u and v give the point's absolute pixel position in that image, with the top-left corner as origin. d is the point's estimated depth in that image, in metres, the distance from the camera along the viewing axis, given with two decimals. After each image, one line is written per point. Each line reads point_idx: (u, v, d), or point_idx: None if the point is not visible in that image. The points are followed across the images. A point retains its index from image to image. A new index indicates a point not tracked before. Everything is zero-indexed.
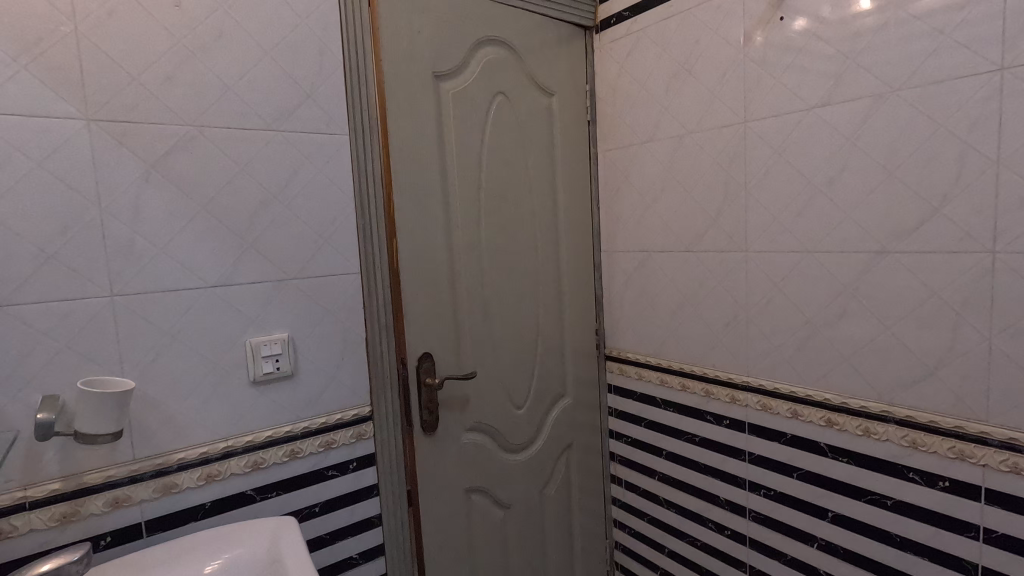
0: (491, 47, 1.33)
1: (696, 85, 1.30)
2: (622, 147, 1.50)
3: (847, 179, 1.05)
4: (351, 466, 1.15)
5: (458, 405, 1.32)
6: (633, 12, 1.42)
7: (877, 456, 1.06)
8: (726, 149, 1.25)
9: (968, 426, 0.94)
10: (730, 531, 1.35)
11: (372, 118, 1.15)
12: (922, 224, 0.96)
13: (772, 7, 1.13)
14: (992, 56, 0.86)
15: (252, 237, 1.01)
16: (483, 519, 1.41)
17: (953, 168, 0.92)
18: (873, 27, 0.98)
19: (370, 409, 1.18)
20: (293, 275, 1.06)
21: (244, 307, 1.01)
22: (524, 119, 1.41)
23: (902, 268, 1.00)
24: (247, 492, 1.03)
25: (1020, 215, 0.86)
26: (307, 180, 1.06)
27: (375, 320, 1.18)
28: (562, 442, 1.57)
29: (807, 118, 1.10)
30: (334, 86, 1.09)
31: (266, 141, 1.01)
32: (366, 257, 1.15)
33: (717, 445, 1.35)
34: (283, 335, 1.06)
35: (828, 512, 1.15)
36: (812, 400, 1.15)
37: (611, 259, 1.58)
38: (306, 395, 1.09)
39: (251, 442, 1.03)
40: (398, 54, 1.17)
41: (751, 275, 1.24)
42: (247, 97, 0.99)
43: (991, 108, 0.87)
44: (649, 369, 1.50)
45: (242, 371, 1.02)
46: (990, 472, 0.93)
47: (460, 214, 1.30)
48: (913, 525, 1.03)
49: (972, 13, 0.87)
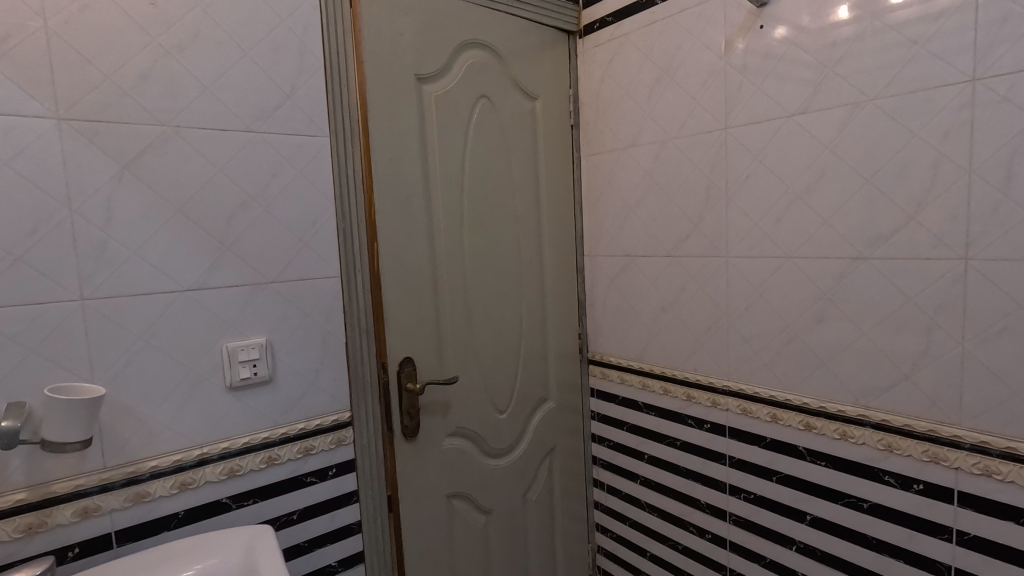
0: (474, 50, 1.33)
1: (678, 91, 1.30)
2: (605, 152, 1.51)
3: (825, 185, 1.07)
4: (330, 472, 1.13)
5: (439, 410, 1.31)
6: (616, 18, 1.43)
7: (854, 459, 1.07)
8: (707, 154, 1.26)
9: (941, 430, 0.95)
10: (711, 535, 1.36)
11: (353, 119, 1.14)
12: (897, 231, 0.98)
13: (752, 15, 1.14)
14: (964, 67, 0.88)
15: (229, 240, 0.99)
16: (464, 525, 1.40)
17: (927, 176, 0.93)
18: (850, 36, 1.00)
19: (350, 414, 1.16)
20: (271, 279, 1.04)
21: (221, 311, 0.99)
22: (507, 122, 1.41)
23: (878, 274, 1.01)
24: (223, 500, 1.01)
25: (991, 223, 0.88)
26: (286, 183, 1.05)
27: (355, 324, 1.16)
28: (544, 446, 1.56)
29: (786, 125, 1.11)
30: (315, 87, 1.07)
31: (244, 143, 1.00)
32: (346, 260, 1.14)
33: (698, 448, 1.36)
34: (261, 339, 1.04)
35: (806, 515, 1.16)
36: (790, 404, 1.16)
37: (594, 263, 1.58)
38: (284, 401, 1.07)
39: (226, 448, 1.01)
40: (381, 56, 1.16)
41: (731, 280, 1.25)
42: (225, 97, 0.97)
43: (964, 118, 0.89)
44: (631, 373, 1.51)
45: (219, 377, 1.00)
46: (962, 475, 0.94)
47: (442, 217, 1.29)
48: (888, 527, 1.04)
49: (945, 24, 0.89)
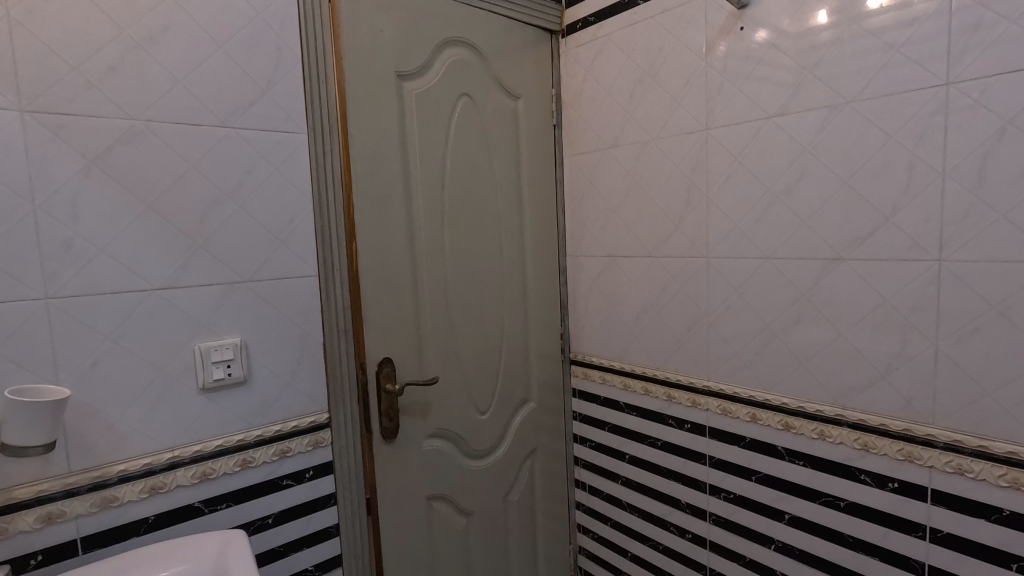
0: (456, 48, 1.32)
1: (659, 92, 1.31)
2: (587, 152, 1.51)
3: (803, 187, 1.07)
4: (307, 475, 1.11)
5: (419, 411, 1.30)
6: (599, 17, 1.43)
7: (831, 459, 1.08)
8: (688, 155, 1.27)
9: (916, 429, 0.97)
10: (691, 535, 1.37)
11: (331, 116, 1.12)
12: (874, 232, 0.99)
13: (733, 17, 1.15)
14: (938, 71, 0.89)
15: (202, 238, 0.97)
16: (445, 527, 1.38)
17: (903, 178, 0.95)
18: (829, 40, 1.01)
19: (328, 416, 1.14)
20: (246, 278, 1.02)
21: (193, 310, 0.97)
22: (489, 121, 1.40)
23: (855, 275, 1.02)
24: (195, 504, 0.98)
25: (965, 225, 0.89)
26: (262, 180, 1.03)
27: (333, 324, 1.14)
28: (526, 447, 1.55)
29: (766, 126, 1.12)
30: (292, 82, 1.05)
31: (218, 138, 0.97)
32: (324, 259, 1.12)
33: (679, 448, 1.36)
34: (236, 340, 1.01)
35: (784, 513, 1.17)
36: (769, 403, 1.17)
37: (576, 263, 1.58)
38: (260, 402, 1.05)
39: (199, 451, 0.98)
40: (360, 52, 1.15)
41: (711, 280, 1.25)
42: (198, 92, 0.95)
43: (937, 122, 0.90)
44: (613, 373, 1.51)
45: (191, 378, 0.97)
46: (936, 474, 0.95)
47: (423, 216, 1.28)
48: (864, 526, 1.05)
49: (920, 29, 0.90)
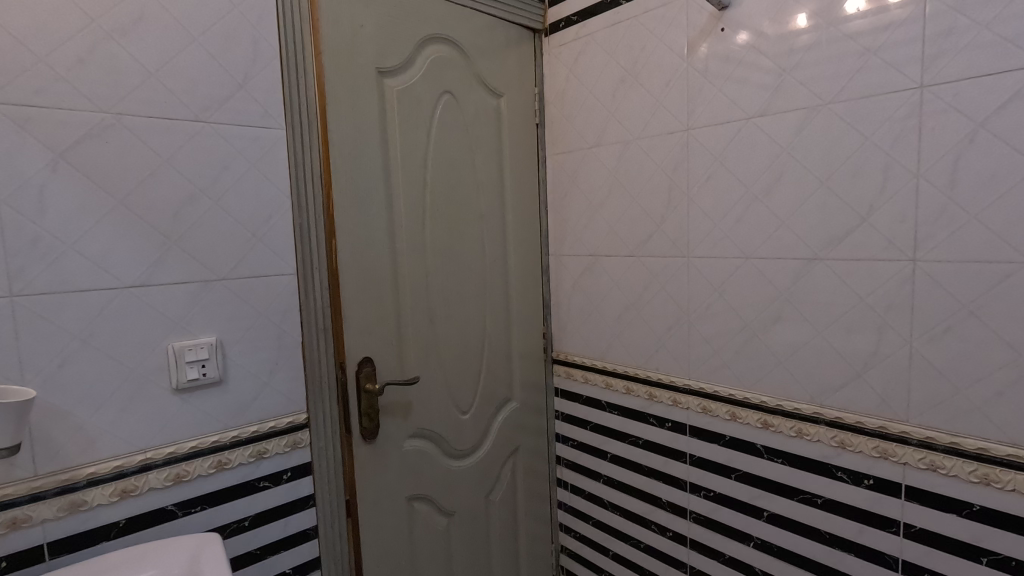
0: (438, 45, 1.31)
1: (641, 92, 1.31)
2: (570, 152, 1.51)
3: (782, 187, 1.09)
4: (284, 476, 1.10)
5: (400, 411, 1.29)
6: (582, 17, 1.43)
7: (808, 456, 1.10)
8: (669, 155, 1.27)
9: (891, 427, 0.98)
10: (672, 533, 1.38)
11: (310, 112, 1.10)
12: (851, 232, 1.00)
13: (714, 18, 1.15)
14: (913, 74, 0.91)
15: (176, 235, 0.95)
16: (426, 528, 1.37)
17: (878, 179, 0.96)
18: (807, 43, 1.02)
19: (306, 416, 1.12)
20: (221, 276, 1.00)
21: (167, 309, 0.95)
22: (471, 119, 1.39)
23: (833, 275, 1.03)
24: (168, 507, 0.96)
25: (938, 225, 0.91)
26: (239, 176, 1.01)
27: (312, 323, 1.13)
28: (508, 446, 1.55)
29: (746, 126, 1.13)
30: (269, 77, 1.03)
31: (193, 133, 0.95)
32: (302, 257, 1.10)
33: (660, 447, 1.37)
34: (211, 339, 0.99)
35: (763, 511, 1.18)
36: (749, 402, 1.18)
37: (559, 262, 1.58)
38: (236, 403, 1.03)
39: (173, 453, 0.96)
40: (340, 48, 1.13)
41: (692, 280, 1.26)
42: (172, 85, 0.93)
43: (912, 124, 0.92)
44: (595, 372, 1.51)
45: (165, 378, 0.95)
46: (910, 470, 0.97)
47: (404, 214, 1.27)
48: (841, 522, 1.07)
49: (896, 33, 0.92)
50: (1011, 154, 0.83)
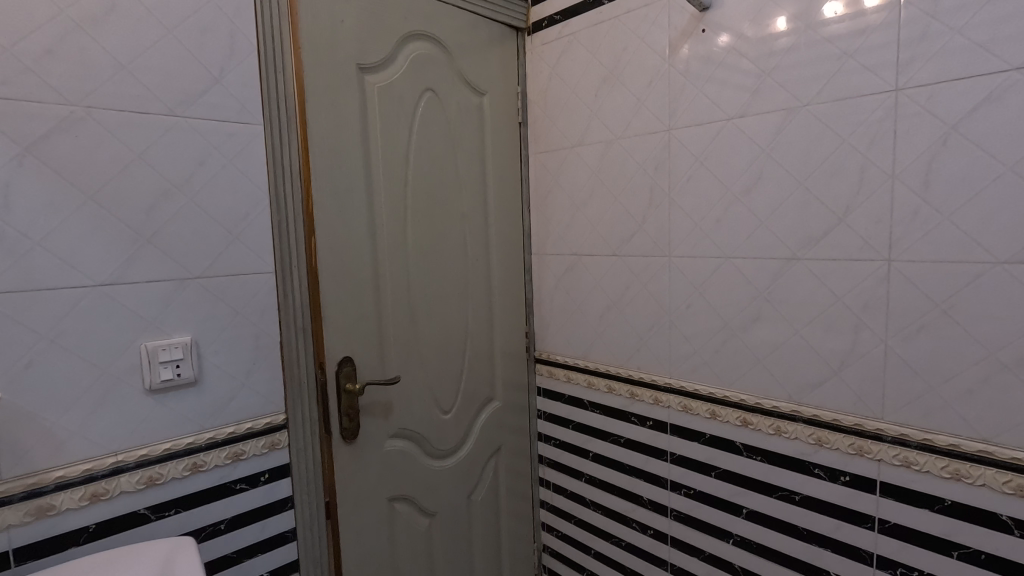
0: (419, 42, 1.29)
1: (624, 92, 1.31)
2: (552, 151, 1.51)
3: (762, 188, 1.10)
4: (262, 478, 1.08)
5: (381, 411, 1.27)
6: (564, 16, 1.43)
7: (786, 454, 1.11)
8: (651, 155, 1.28)
9: (866, 424, 1.00)
10: (653, 531, 1.38)
11: (289, 107, 1.08)
12: (828, 232, 1.02)
13: (695, 19, 1.16)
14: (889, 78, 0.92)
15: (149, 232, 0.92)
16: (407, 529, 1.36)
17: (854, 181, 0.98)
18: (786, 46, 1.03)
19: (285, 417, 1.11)
20: (196, 274, 0.98)
21: (139, 308, 0.92)
22: (454, 117, 1.38)
23: (811, 275, 1.05)
24: (141, 511, 0.94)
25: (913, 226, 0.92)
26: (215, 172, 0.99)
27: (290, 322, 1.11)
28: (490, 446, 1.55)
29: (725, 127, 1.14)
30: (246, 72, 1.01)
31: (167, 128, 0.93)
32: (281, 255, 1.08)
33: (641, 446, 1.38)
34: (185, 339, 0.97)
35: (742, 508, 1.20)
36: (728, 400, 1.19)
37: (541, 261, 1.58)
38: (212, 404, 1.01)
39: (145, 456, 0.94)
40: (319, 42, 1.11)
41: (673, 279, 1.27)
42: (144, 78, 0.90)
43: (887, 127, 0.93)
44: (577, 371, 1.52)
45: (137, 379, 0.93)
46: (884, 466, 0.99)
47: (385, 212, 1.25)
48: (818, 519, 1.08)
49: (872, 37, 0.93)
50: (982, 156, 0.85)
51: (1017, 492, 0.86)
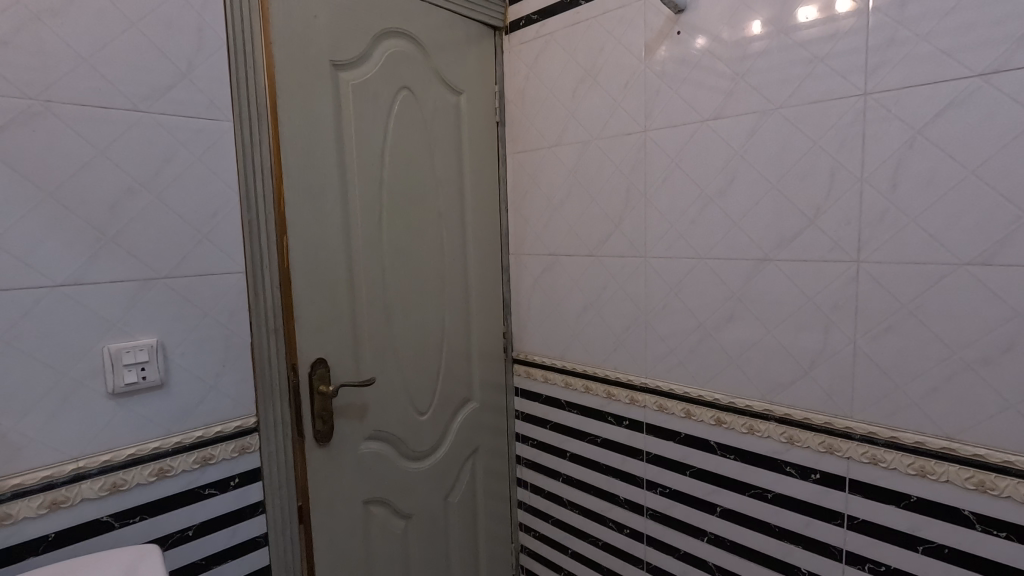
0: (395, 39, 1.28)
1: (601, 93, 1.32)
2: (530, 151, 1.51)
3: (735, 190, 1.11)
4: (232, 483, 1.05)
5: (356, 413, 1.26)
6: (542, 15, 1.43)
7: (759, 452, 1.13)
8: (628, 156, 1.28)
9: (836, 422, 1.02)
10: (629, 530, 1.39)
11: (259, 104, 1.06)
12: (799, 233, 1.03)
13: (671, 21, 1.17)
14: (858, 82, 0.94)
15: (113, 230, 0.90)
16: (383, 533, 1.35)
17: (825, 183, 0.99)
18: (760, 50, 1.04)
19: (256, 420, 1.08)
20: (163, 274, 0.96)
21: (103, 309, 0.90)
22: (430, 116, 1.37)
23: (782, 275, 1.06)
24: (104, 519, 0.91)
25: (880, 228, 0.94)
26: (182, 170, 0.96)
27: (261, 323, 1.09)
28: (467, 447, 1.54)
29: (700, 129, 1.15)
30: (215, 68, 0.99)
31: (132, 124, 0.91)
32: (251, 254, 1.06)
33: (617, 445, 1.38)
34: (151, 340, 0.95)
35: (716, 506, 1.21)
36: (702, 400, 1.20)
37: (519, 261, 1.58)
38: (179, 407, 0.99)
39: (109, 461, 0.91)
40: (291, 37, 1.09)
41: (649, 279, 1.27)
42: (107, 72, 0.88)
43: (856, 131, 0.95)
44: (554, 371, 1.52)
45: (100, 382, 0.90)
46: (853, 464, 1.00)
47: (360, 211, 1.24)
48: (789, 516, 1.10)
49: (843, 42, 0.95)
50: (947, 161, 0.86)
51: (978, 487, 0.88)
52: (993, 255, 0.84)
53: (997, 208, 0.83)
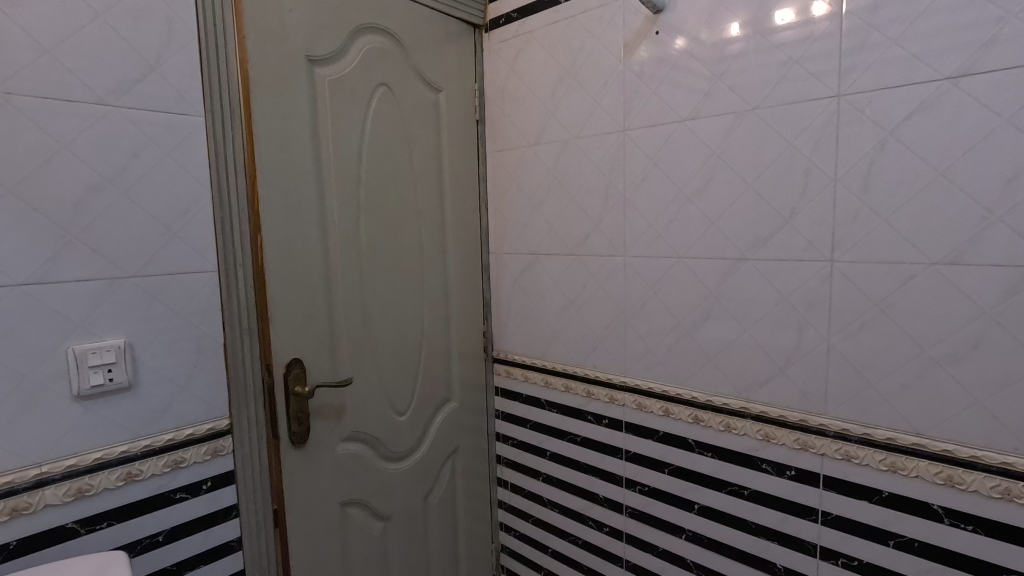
0: (372, 35, 1.26)
1: (580, 92, 1.32)
2: (510, 149, 1.50)
3: (712, 190, 1.12)
4: (204, 486, 1.03)
5: (332, 414, 1.24)
6: (521, 13, 1.42)
7: (736, 450, 1.14)
8: (607, 156, 1.28)
9: (811, 419, 1.03)
10: (609, 528, 1.40)
11: (232, 98, 1.03)
12: (775, 233, 1.04)
13: (649, 21, 1.17)
14: (831, 84, 0.95)
15: (78, 227, 0.87)
16: (361, 535, 1.33)
17: (800, 183, 1.00)
18: (737, 51, 1.05)
19: (229, 421, 1.06)
20: (131, 273, 0.93)
21: (67, 309, 0.87)
22: (409, 113, 1.35)
23: (758, 275, 1.07)
24: (68, 525, 0.88)
25: (853, 228, 0.95)
26: (150, 166, 0.94)
27: (234, 322, 1.06)
28: (446, 447, 1.53)
29: (678, 129, 1.15)
30: (185, 61, 0.97)
31: (98, 118, 0.88)
32: (223, 252, 1.04)
33: (597, 444, 1.39)
34: (119, 341, 0.92)
35: (694, 504, 1.22)
36: (681, 398, 1.21)
37: (499, 260, 1.57)
38: (148, 410, 0.96)
39: (74, 466, 0.88)
40: (265, 31, 1.07)
41: (628, 279, 1.28)
42: (71, 64, 0.85)
43: (830, 132, 0.96)
44: (534, 370, 1.52)
45: (65, 385, 0.87)
46: (827, 460, 1.02)
47: (337, 210, 1.22)
48: (765, 512, 1.11)
49: (817, 45, 0.96)
50: (916, 162, 0.88)
51: (947, 482, 0.89)
52: (960, 255, 0.86)
53: (964, 209, 0.85)
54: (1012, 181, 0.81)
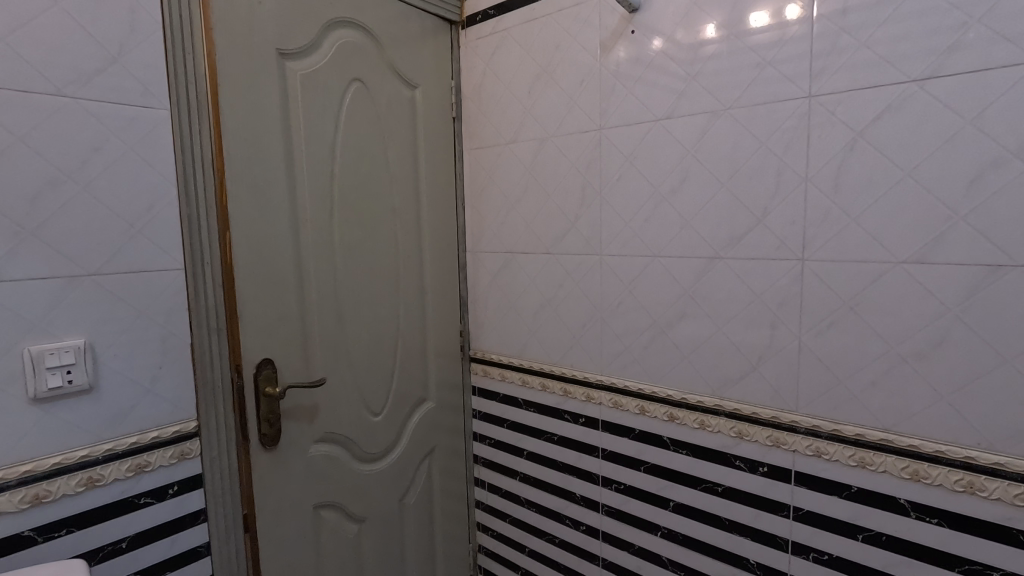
0: (346, 30, 1.24)
1: (557, 90, 1.31)
2: (486, 147, 1.49)
3: (687, 189, 1.12)
4: (170, 491, 1.00)
5: (305, 415, 1.22)
6: (497, 11, 1.41)
7: (709, 447, 1.15)
8: (584, 154, 1.28)
9: (782, 416, 1.04)
10: (585, 527, 1.40)
11: (199, 92, 1.00)
12: (749, 232, 1.05)
13: (625, 21, 1.18)
14: (802, 85, 0.96)
15: (34, 223, 0.83)
16: (335, 538, 1.31)
17: (772, 182, 1.01)
18: (712, 53, 1.06)
19: (196, 424, 1.03)
20: (91, 271, 0.90)
21: (23, 308, 0.83)
22: (384, 109, 1.34)
23: (731, 273, 1.08)
24: (25, 534, 0.85)
25: (823, 227, 0.97)
26: (112, 160, 0.91)
27: (202, 321, 1.04)
28: (423, 448, 1.51)
29: (653, 129, 1.16)
30: (148, 52, 0.94)
31: (56, 109, 0.84)
32: (190, 250, 1.01)
33: (574, 442, 1.39)
34: (79, 341, 0.89)
35: (669, 501, 1.23)
36: (656, 396, 1.21)
37: (475, 258, 1.56)
38: (110, 412, 0.93)
39: (31, 471, 0.84)
40: (234, 23, 1.04)
41: (605, 278, 1.28)
42: (27, 53, 0.81)
43: (801, 132, 0.97)
44: (511, 369, 1.51)
45: (21, 387, 0.83)
46: (798, 457, 1.03)
47: (309, 207, 1.19)
48: (738, 508, 1.12)
49: (788, 47, 0.97)
50: (884, 163, 0.90)
51: (913, 476, 0.91)
52: (925, 255, 0.88)
53: (929, 209, 0.86)
54: (975, 182, 0.83)
